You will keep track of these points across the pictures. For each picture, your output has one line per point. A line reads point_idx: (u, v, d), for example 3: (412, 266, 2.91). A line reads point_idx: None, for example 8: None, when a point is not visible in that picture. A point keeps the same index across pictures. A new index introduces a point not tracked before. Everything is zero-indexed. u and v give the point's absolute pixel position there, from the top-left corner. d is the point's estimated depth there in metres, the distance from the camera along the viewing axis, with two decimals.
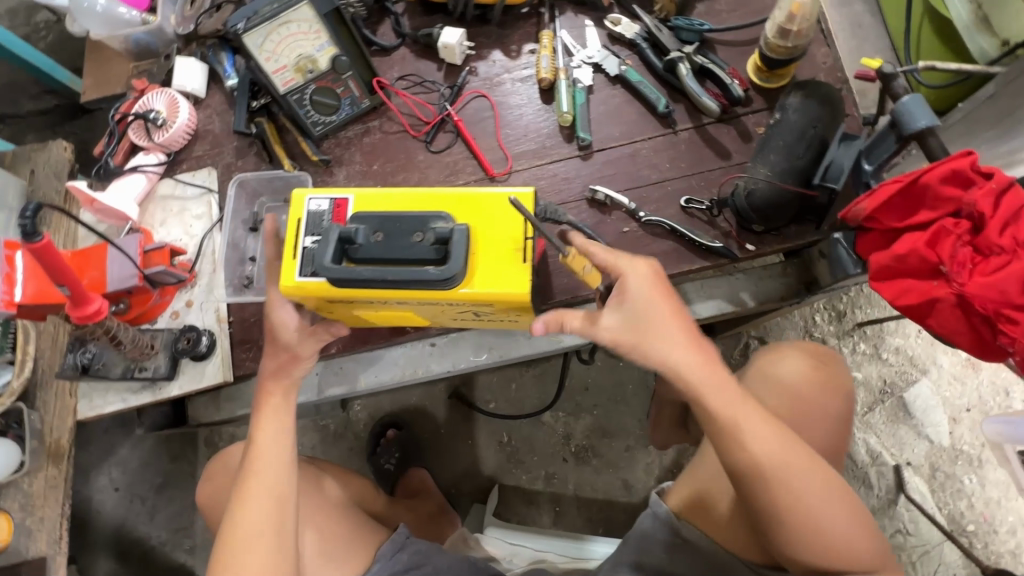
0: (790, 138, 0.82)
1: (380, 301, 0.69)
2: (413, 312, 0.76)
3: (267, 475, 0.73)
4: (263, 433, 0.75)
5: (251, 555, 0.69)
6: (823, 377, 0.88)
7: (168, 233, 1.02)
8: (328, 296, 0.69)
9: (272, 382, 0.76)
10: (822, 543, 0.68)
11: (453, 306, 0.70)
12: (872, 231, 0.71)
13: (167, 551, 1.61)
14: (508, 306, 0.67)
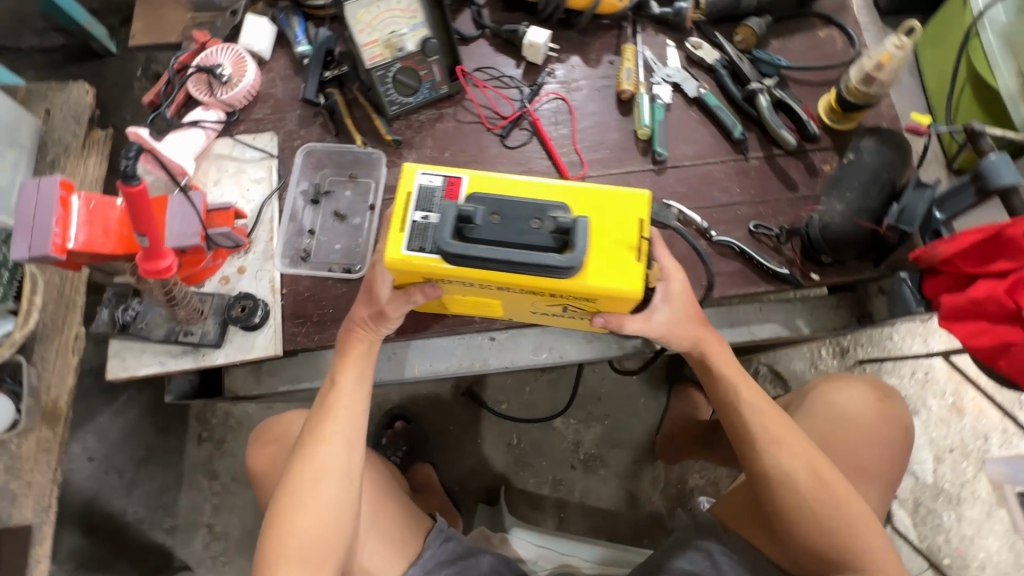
0: (864, 178, 0.87)
1: (482, 284, 0.68)
2: (504, 299, 0.75)
3: (341, 420, 0.74)
4: (342, 379, 0.76)
5: (317, 494, 0.71)
6: (885, 408, 1.00)
7: (222, 194, 0.98)
8: (429, 272, 0.67)
9: (354, 334, 0.77)
10: (820, 522, 0.78)
11: (554, 297, 0.70)
12: (945, 272, 0.77)
13: (142, 530, 1.49)
14: (613, 301, 0.68)
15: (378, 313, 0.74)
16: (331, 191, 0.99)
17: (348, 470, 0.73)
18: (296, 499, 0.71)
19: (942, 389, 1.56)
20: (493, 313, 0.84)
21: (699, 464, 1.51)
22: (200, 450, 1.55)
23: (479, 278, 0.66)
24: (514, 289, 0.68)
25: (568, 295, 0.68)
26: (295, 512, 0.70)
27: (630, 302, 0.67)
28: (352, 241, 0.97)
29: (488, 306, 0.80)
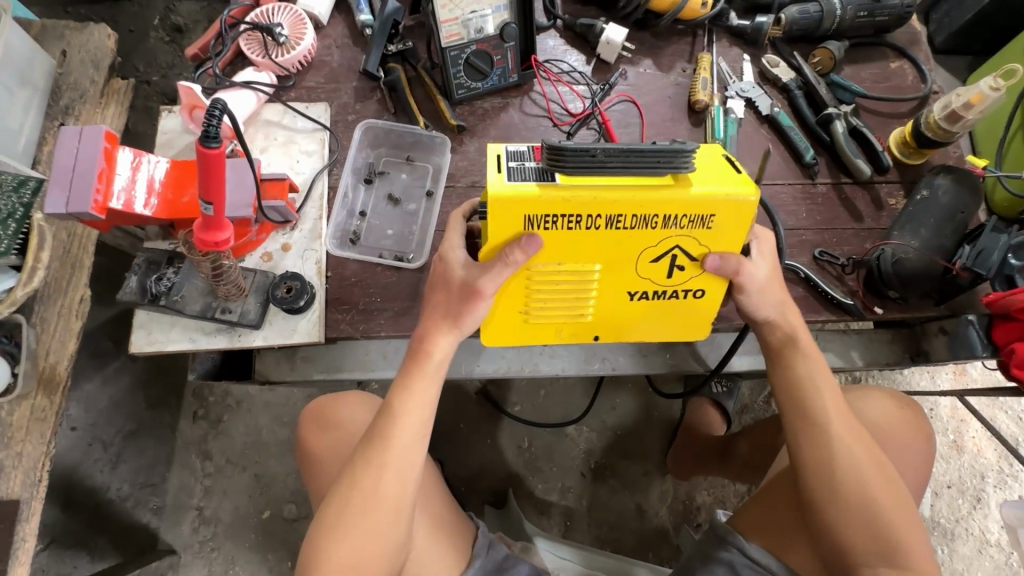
0: (939, 218, 0.87)
1: (592, 216, 0.64)
2: (606, 254, 0.69)
3: (396, 450, 0.67)
4: (401, 406, 0.69)
5: (358, 526, 0.65)
6: (911, 420, 0.94)
7: (268, 163, 0.91)
8: (537, 207, 0.63)
9: (423, 353, 0.70)
10: (878, 521, 0.72)
11: (666, 228, 0.66)
12: (1016, 321, 0.79)
13: (126, 508, 1.39)
14: (731, 214, 0.65)
15: (465, 285, 0.68)
16: (386, 172, 0.94)
17: (398, 503, 0.67)
18: (338, 525, 0.65)
19: (944, 426, 1.59)
20: (583, 302, 0.75)
21: (708, 481, 1.48)
22: (194, 428, 1.47)
23: (592, 202, 0.62)
24: (626, 216, 0.64)
25: (684, 213, 0.64)
26: (336, 539, 0.65)
27: (748, 211, 0.65)
28: (405, 227, 0.92)
29: (582, 285, 0.73)
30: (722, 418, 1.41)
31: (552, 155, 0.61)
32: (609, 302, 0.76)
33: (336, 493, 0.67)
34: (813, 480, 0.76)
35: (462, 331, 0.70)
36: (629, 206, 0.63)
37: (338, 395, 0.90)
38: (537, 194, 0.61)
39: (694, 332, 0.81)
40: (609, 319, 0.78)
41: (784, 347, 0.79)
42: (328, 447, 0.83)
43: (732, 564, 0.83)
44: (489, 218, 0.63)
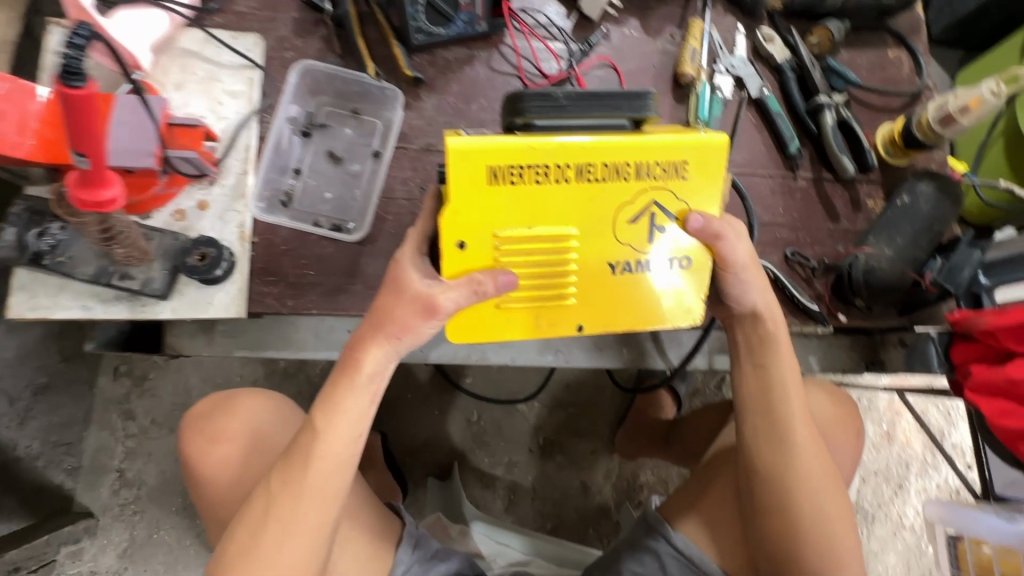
0: (917, 227, 0.83)
1: (561, 166, 0.59)
2: (581, 215, 0.61)
3: (316, 476, 0.61)
4: (323, 426, 0.62)
5: (270, 552, 0.60)
6: (843, 417, 0.88)
7: (183, 102, 0.77)
8: (498, 159, 0.57)
9: (353, 364, 0.62)
10: (821, 531, 0.71)
11: (641, 178, 0.61)
12: (978, 342, 0.75)
13: (36, 468, 1.24)
14: (703, 162, 0.62)
15: (427, 300, 0.59)
16: (327, 125, 0.82)
17: (318, 530, 0.62)
18: (246, 552, 0.60)
19: (879, 417, 1.64)
20: (561, 280, 0.63)
21: (653, 461, 1.49)
22: (115, 385, 1.35)
23: (559, 147, 0.58)
24: (598, 164, 0.59)
25: (655, 160, 0.60)
26: (240, 566, 0.60)
27: (721, 158, 0.62)
28: (346, 190, 0.80)
29: (558, 260, 0.62)
30: (673, 401, 1.39)
31: (511, 101, 0.57)
32: (591, 283, 0.64)
33: (247, 514, 0.62)
34: (766, 486, 0.72)
35: (402, 344, 0.61)
36: (600, 152, 0.59)
37: (231, 396, 0.78)
38: (501, 140, 0.56)
39: (688, 314, 0.67)
40: (592, 300, 0.65)
41: (760, 344, 0.74)
42: (219, 462, 0.73)
43: (659, 554, 0.82)
44: (448, 174, 0.57)
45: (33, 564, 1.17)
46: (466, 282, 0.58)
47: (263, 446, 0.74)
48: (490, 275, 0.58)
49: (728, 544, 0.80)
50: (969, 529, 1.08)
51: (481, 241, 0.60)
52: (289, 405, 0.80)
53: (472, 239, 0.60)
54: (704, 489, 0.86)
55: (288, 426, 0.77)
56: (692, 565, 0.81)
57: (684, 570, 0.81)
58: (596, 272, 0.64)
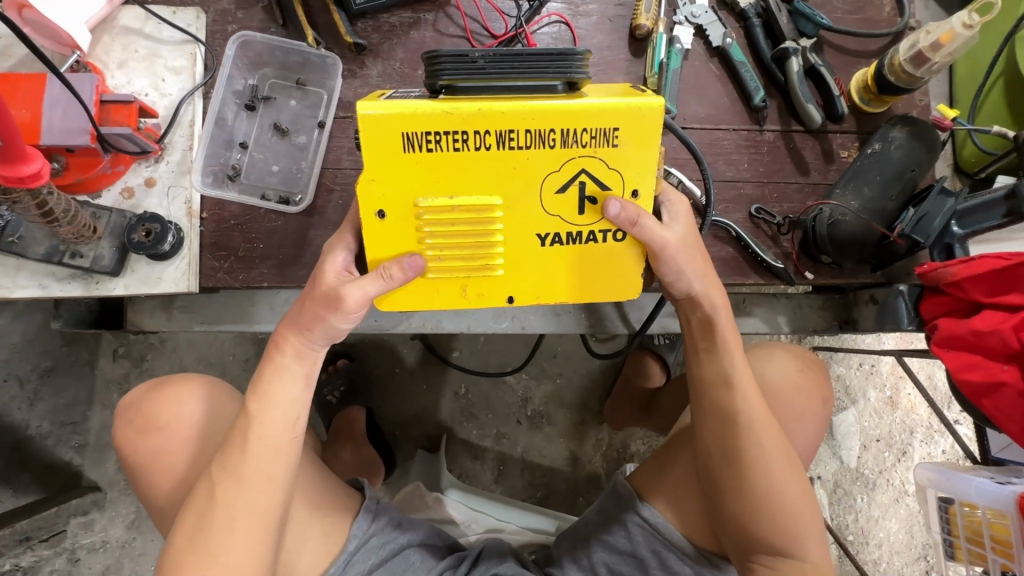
0: (887, 176, 0.79)
1: (479, 133, 0.56)
2: (505, 186, 0.59)
3: (257, 458, 0.60)
4: (256, 409, 0.61)
5: (219, 544, 0.58)
6: (810, 384, 0.84)
7: (127, 81, 0.77)
8: (413, 126, 0.55)
9: (274, 347, 0.62)
10: (779, 509, 0.69)
11: (567, 146, 0.57)
12: (946, 295, 0.72)
13: (47, 446, 1.23)
14: (636, 130, 0.57)
15: (330, 293, 0.58)
16: (272, 97, 0.81)
17: (265, 513, 0.60)
18: (193, 543, 0.58)
19: (882, 382, 1.58)
20: (487, 252, 0.62)
21: (644, 431, 1.46)
22: (116, 367, 1.26)
23: (476, 112, 0.54)
24: (519, 131, 0.56)
25: (581, 127, 0.56)
26: (189, 557, 0.58)
27: (657, 125, 0.57)
28: (293, 163, 0.80)
29: (483, 231, 0.61)
30: (661, 368, 1.35)
31: (428, 63, 0.55)
32: (518, 254, 0.63)
33: (190, 502, 0.60)
34: (719, 464, 0.70)
35: (321, 336, 0.60)
36: (520, 117, 0.55)
37: (161, 384, 0.75)
38: (415, 104, 0.54)
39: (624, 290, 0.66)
40: (522, 271, 0.64)
41: (701, 328, 0.72)
42: (147, 453, 0.71)
43: (627, 526, 0.79)
44: (361, 143, 0.55)
45: (43, 534, 1.16)
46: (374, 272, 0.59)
47: (193, 437, 0.71)
48: (396, 262, 0.59)
49: (692, 521, 0.76)
50: (958, 492, 1.04)
51: (401, 211, 0.59)
52: (223, 392, 0.76)
53: (391, 208, 0.59)
54: (663, 464, 0.82)
55: (217, 416, 0.73)
56: (657, 533, 0.77)
57: (648, 538, 0.78)
58: (524, 243, 0.62)
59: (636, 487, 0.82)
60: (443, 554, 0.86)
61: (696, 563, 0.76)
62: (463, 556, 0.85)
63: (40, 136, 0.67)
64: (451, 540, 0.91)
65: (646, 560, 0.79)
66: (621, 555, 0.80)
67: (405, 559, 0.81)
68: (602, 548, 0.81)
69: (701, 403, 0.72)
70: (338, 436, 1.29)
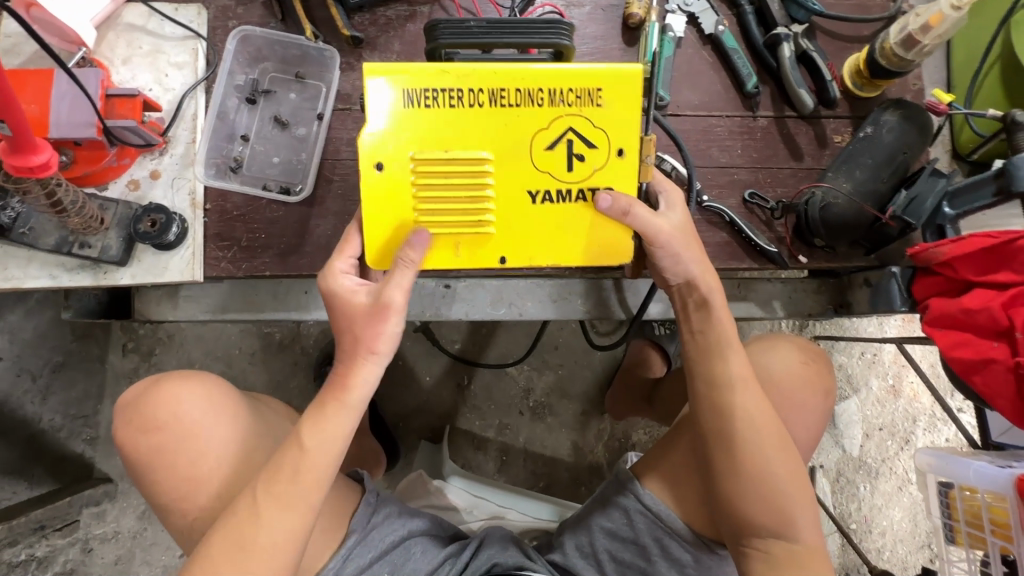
0: (879, 158, 0.80)
1: (474, 91, 0.62)
2: (497, 141, 0.63)
3: (305, 489, 0.62)
4: (311, 439, 0.63)
5: (254, 563, 0.60)
6: (813, 376, 0.82)
7: (132, 76, 0.80)
8: (415, 83, 0.61)
9: (340, 385, 0.63)
10: (770, 486, 0.69)
11: (553, 105, 0.63)
12: (938, 275, 0.72)
13: (60, 439, 1.24)
14: (618, 91, 0.63)
15: (375, 306, 0.62)
16: (272, 91, 0.83)
17: (299, 536, 0.62)
18: (228, 560, 0.60)
19: (885, 370, 1.58)
20: (478, 207, 0.64)
21: (645, 421, 1.47)
22: (125, 361, 1.30)
23: (470, 72, 0.61)
24: (510, 89, 0.62)
25: (567, 87, 0.62)
26: (223, 568, 0.60)
27: (635, 88, 0.63)
28: (294, 154, 0.82)
29: (475, 188, 0.64)
30: (662, 359, 1.35)
31: (428, 31, 0.61)
32: (510, 214, 0.65)
33: (228, 520, 0.61)
34: (712, 442, 0.71)
35: (381, 357, 0.63)
36: (511, 77, 0.61)
37: (159, 381, 0.76)
38: (418, 65, 0.61)
39: (618, 253, 0.67)
40: (513, 234, 0.65)
41: (697, 310, 0.73)
42: (148, 452, 0.72)
43: (627, 510, 0.79)
44: (365, 99, 0.61)
45: (56, 523, 1.18)
46: (396, 265, 0.61)
47: (193, 437, 0.72)
48: (409, 247, 0.61)
49: (690, 502, 0.77)
50: (957, 476, 1.04)
51: (399, 164, 0.62)
52: (221, 391, 0.76)
53: (389, 161, 0.62)
54: (663, 448, 0.82)
55: (217, 417, 0.74)
56: (659, 522, 0.77)
57: (651, 526, 0.78)
58: (514, 202, 0.65)
59: (636, 473, 0.83)
60: (446, 542, 0.87)
61: (694, 549, 0.77)
62: (465, 543, 0.86)
63: (49, 130, 0.69)
64: (453, 528, 0.92)
65: (648, 548, 0.78)
66: (624, 542, 0.80)
67: (407, 549, 0.82)
68: (604, 535, 0.81)
69: (697, 383, 0.73)
70: None
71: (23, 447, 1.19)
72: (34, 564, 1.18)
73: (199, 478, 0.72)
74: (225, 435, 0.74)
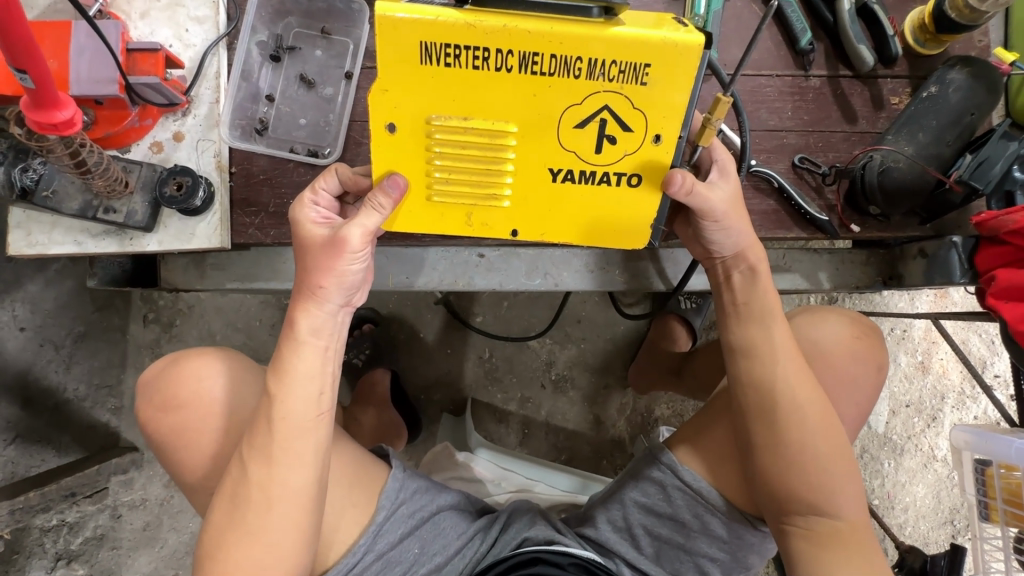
0: (944, 120, 0.75)
1: (502, 53, 0.49)
2: (524, 114, 0.53)
3: (282, 437, 0.61)
4: (276, 387, 0.61)
5: (253, 521, 0.60)
6: (864, 350, 0.79)
7: (150, 31, 0.75)
8: (432, 36, 0.48)
9: (288, 325, 0.62)
10: (813, 466, 0.67)
11: (592, 78, 0.51)
12: (1005, 244, 0.69)
13: (84, 409, 1.22)
14: (671, 69, 0.50)
15: (332, 238, 0.59)
16: (297, 47, 0.79)
17: (298, 489, 0.61)
18: (229, 522, 0.60)
19: (914, 346, 1.54)
20: (497, 180, 0.57)
21: (668, 395, 1.45)
22: (146, 331, 1.28)
23: (500, 30, 0.47)
24: (545, 55, 0.49)
25: (611, 59, 0.49)
26: (228, 534, 0.60)
27: (691, 67, 0.50)
28: (321, 116, 0.78)
29: (494, 160, 0.56)
30: (687, 334, 1.32)
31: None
32: (531, 190, 0.59)
33: (224, 482, 0.62)
34: (755, 418, 0.69)
35: (324, 293, 0.60)
36: (547, 40, 0.48)
37: (179, 358, 0.75)
38: (435, 10, 0.47)
39: (631, 239, 0.63)
40: (533, 207, 0.60)
41: (745, 275, 0.71)
42: (171, 430, 0.72)
43: (663, 485, 0.77)
44: (376, 48, 0.49)
45: (87, 490, 1.17)
46: (363, 205, 0.57)
47: (212, 414, 0.71)
48: (378, 188, 0.56)
49: (728, 479, 0.75)
50: (997, 454, 1.01)
51: (413, 127, 0.54)
52: (239, 370, 0.74)
53: (403, 122, 0.54)
54: (698, 421, 0.80)
55: (236, 396, 0.72)
56: (700, 498, 0.75)
57: (690, 502, 0.76)
58: (536, 177, 0.58)
59: (667, 443, 0.81)
60: (475, 517, 0.87)
61: (735, 523, 0.75)
62: (495, 518, 0.86)
63: (70, 86, 0.66)
64: (482, 503, 0.92)
65: (686, 523, 0.77)
66: (660, 517, 0.78)
67: (435, 525, 0.82)
68: (639, 509, 0.79)
69: (735, 357, 0.71)
70: (362, 399, 1.30)
71: (49, 415, 1.17)
72: (65, 529, 1.18)
73: (219, 454, 0.71)
74: (241, 416, 0.72)
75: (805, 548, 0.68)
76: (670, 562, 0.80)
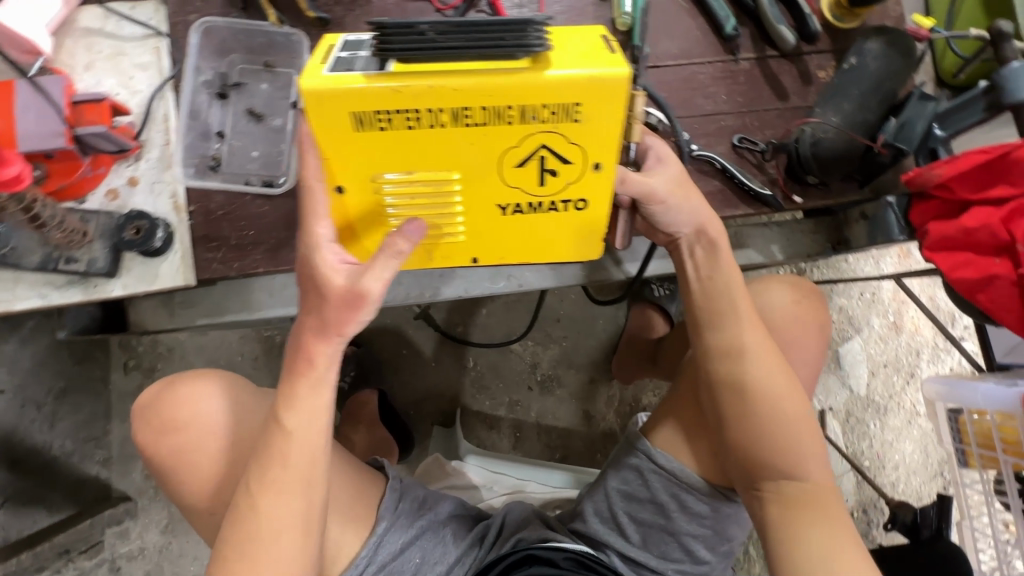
0: (865, 88, 0.79)
1: (434, 110, 0.49)
2: (463, 162, 0.56)
3: (302, 468, 0.62)
4: (294, 421, 0.62)
5: (266, 554, 0.60)
6: (809, 313, 0.82)
7: (96, 82, 0.77)
8: (361, 107, 0.49)
9: (305, 361, 0.62)
10: (785, 441, 0.69)
11: (526, 122, 0.52)
12: (935, 198, 0.73)
13: (72, 464, 1.20)
14: (600, 105, 0.51)
15: (351, 294, 0.59)
16: (243, 83, 0.81)
17: (308, 516, 0.63)
18: (240, 559, 0.60)
19: (885, 308, 1.58)
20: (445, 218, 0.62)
21: (653, 383, 1.48)
22: (127, 379, 1.26)
23: (427, 89, 0.48)
24: (475, 107, 0.50)
25: (542, 103, 0.50)
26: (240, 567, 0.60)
27: (620, 99, 0.51)
28: (273, 146, 0.80)
29: (443, 201, 0.60)
30: (664, 320, 1.34)
31: (376, 35, 0.48)
32: (478, 219, 0.63)
33: (232, 525, 0.61)
34: (726, 395, 0.71)
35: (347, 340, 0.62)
36: (475, 93, 0.48)
37: (175, 380, 0.75)
38: (361, 81, 0.47)
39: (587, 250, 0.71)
40: (481, 233, 0.66)
41: (705, 253, 0.74)
42: (171, 453, 0.72)
43: (640, 470, 0.79)
44: (309, 119, 0.49)
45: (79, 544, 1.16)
46: (380, 254, 0.58)
47: (216, 433, 0.72)
48: (400, 233, 0.57)
49: (702, 457, 0.78)
50: (966, 401, 1.03)
51: (360, 186, 0.57)
52: (236, 386, 0.76)
53: (350, 182, 0.56)
54: (670, 407, 0.82)
55: (238, 412, 0.74)
56: (674, 479, 0.78)
57: (668, 484, 0.78)
58: (484, 209, 0.61)
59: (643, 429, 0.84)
60: (470, 525, 0.87)
61: (711, 500, 0.77)
62: (489, 523, 0.86)
63: (18, 142, 0.67)
64: (474, 510, 0.92)
65: (666, 505, 0.78)
66: (641, 503, 0.80)
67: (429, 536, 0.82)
68: (621, 497, 0.81)
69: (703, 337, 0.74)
70: (351, 419, 1.32)
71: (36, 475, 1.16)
72: None
73: (213, 482, 0.72)
74: (242, 430, 0.73)
75: (779, 512, 0.69)
76: (657, 546, 0.81)
